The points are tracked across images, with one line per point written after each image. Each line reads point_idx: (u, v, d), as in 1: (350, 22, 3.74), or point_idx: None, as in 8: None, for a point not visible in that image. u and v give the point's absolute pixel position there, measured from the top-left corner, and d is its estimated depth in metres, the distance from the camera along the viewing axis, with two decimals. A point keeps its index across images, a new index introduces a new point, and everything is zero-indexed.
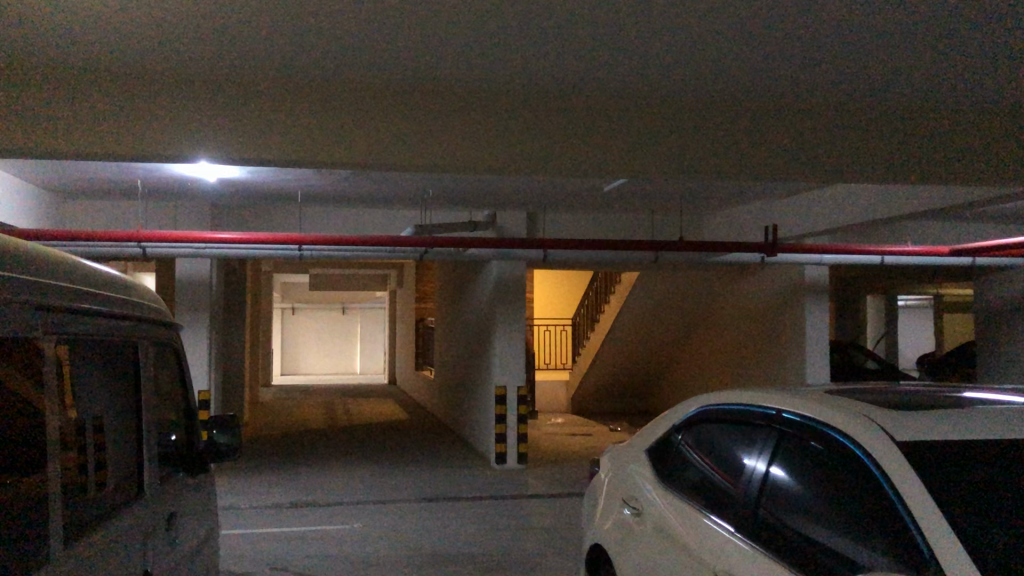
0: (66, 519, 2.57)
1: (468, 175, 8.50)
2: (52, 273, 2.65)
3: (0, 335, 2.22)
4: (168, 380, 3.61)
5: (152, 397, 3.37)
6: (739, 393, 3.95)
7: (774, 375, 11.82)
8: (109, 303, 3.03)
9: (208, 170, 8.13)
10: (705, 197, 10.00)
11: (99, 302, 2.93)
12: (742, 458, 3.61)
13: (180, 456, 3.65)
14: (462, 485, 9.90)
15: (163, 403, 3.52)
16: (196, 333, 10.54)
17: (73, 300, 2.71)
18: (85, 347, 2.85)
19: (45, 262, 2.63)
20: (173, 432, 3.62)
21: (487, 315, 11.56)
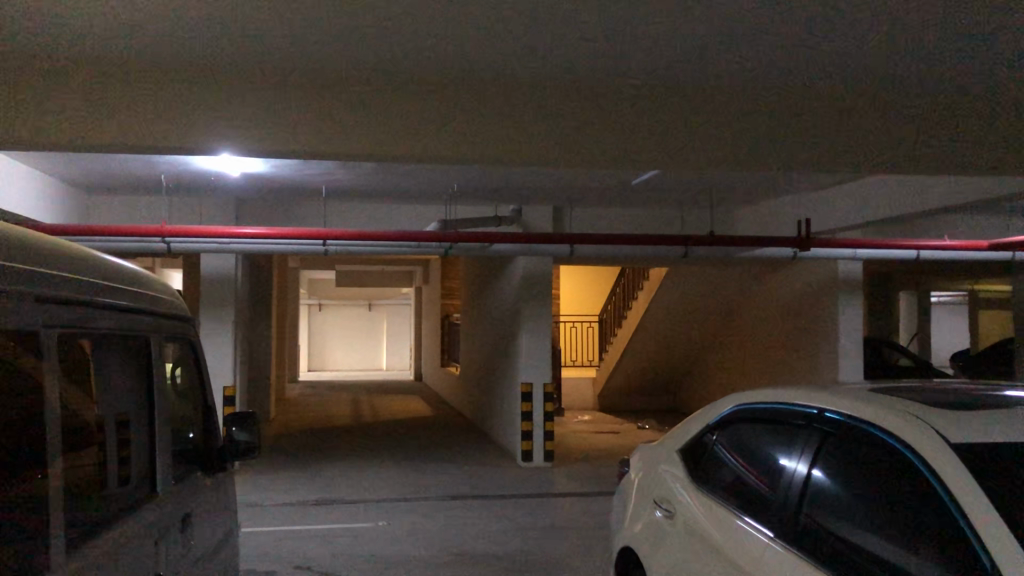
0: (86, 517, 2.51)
1: (494, 168, 8.35)
2: (78, 268, 2.61)
3: (30, 329, 2.18)
4: (184, 376, 3.52)
5: (170, 393, 3.30)
6: (777, 391, 3.78)
7: (807, 372, 11.59)
8: (131, 298, 2.98)
9: (230, 164, 8.05)
10: (735, 190, 9.80)
11: (121, 298, 2.89)
12: (780, 459, 3.44)
13: (198, 453, 3.55)
14: (488, 482, 9.79)
15: (180, 399, 3.42)
16: (221, 329, 10.50)
17: (90, 293, 2.61)
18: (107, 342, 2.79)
19: (72, 258, 2.60)
20: (191, 429, 3.52)
21: (513, 311, 11.43)
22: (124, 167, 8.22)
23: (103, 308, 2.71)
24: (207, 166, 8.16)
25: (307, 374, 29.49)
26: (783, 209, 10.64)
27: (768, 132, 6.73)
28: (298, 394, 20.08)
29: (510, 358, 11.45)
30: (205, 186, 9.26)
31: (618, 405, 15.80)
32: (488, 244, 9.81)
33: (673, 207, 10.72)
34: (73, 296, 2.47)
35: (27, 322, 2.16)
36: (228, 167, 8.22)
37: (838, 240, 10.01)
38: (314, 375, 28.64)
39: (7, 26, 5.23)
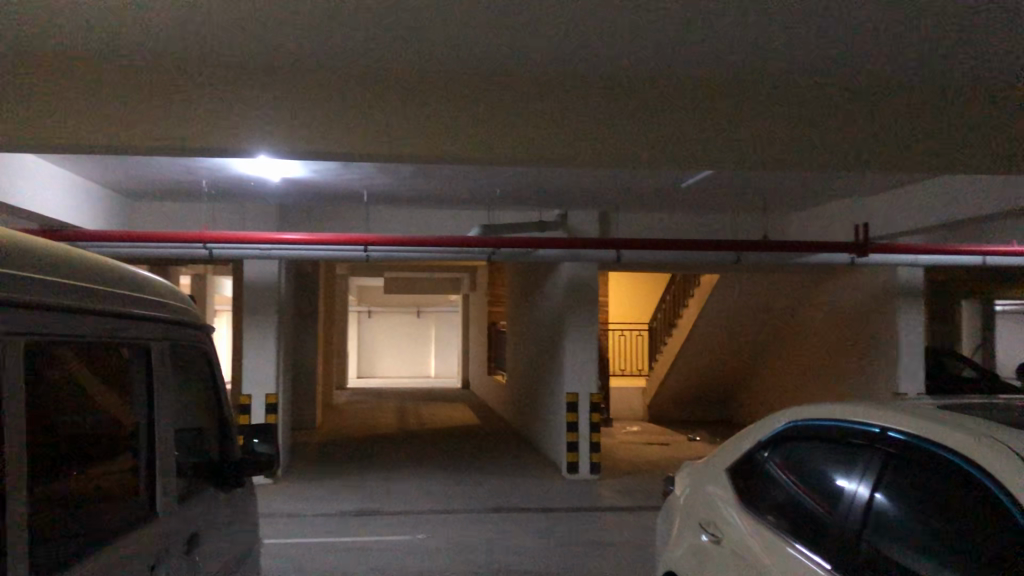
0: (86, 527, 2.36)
1: (537, 171, 8.12)
2: (80, 275, 2.49)
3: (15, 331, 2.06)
4: (198, 386, 3.32)
5: (185, 403, 3.13)
6: (834, 407, 3.47)
7: (865, 384, 11.13)
8: (144, 307, 2.85)
9: (269, 167, 7.94)
10: (789, 193, 9.43)
11: (133, 306, 2.76)
12: (837, 481, 3.12)
13: (212, 467, 3.36)
14: (533, 495, 9.54)
15: (194, 409, 3.24)
16: (263, 336, 10.40)
17: (93, 299, 2.48)
18: (119, 347, 2.64)
19: (74, 265, 2.49)
20: (206, 440, 3.33)
21: (558, 319, 11.17)
22: (164, 172, 8.16)
23: (98, 313, 2.49)
24: (246, 170, 8.06)
25: (355, 380, 29.55)
26: (840, 214, 10.22)
27: (824, 131, 6.40)
28: (345, 401, 20.05)
29: (556, 367, 11.19)
30: (247, 192, 9.18)
31: (668, 416, 15.43)
32: (532, 250, 9.57)
33: (725, 212, 10.38)
34: (53, 299, 2.23)
35: (13, 324, 2.04)
36: (267, 171, 8.12)
37: (899, 245, 9.58)
38: (362, 381, 28.67)
39: (36, 27, 5.14)
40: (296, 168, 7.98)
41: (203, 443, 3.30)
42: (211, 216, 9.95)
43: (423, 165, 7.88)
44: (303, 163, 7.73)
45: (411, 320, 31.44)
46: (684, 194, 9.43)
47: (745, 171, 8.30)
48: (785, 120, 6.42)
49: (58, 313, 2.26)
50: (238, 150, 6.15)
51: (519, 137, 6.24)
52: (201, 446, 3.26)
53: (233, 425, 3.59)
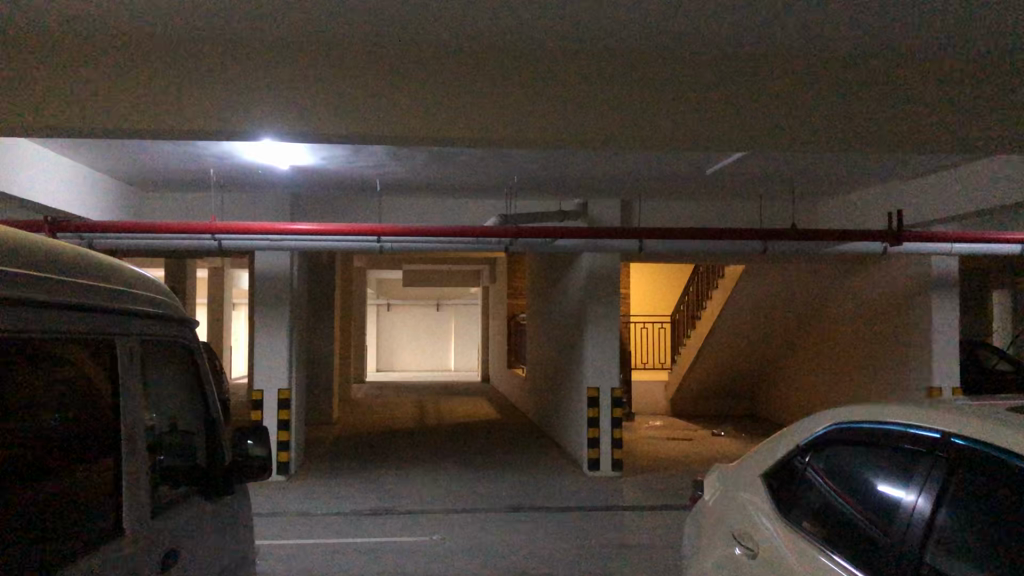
0: (35, 543, 2.06)
1: (555, 156, 7.79)
2: (47, 266, 2.21)
3: None
4: (179, 384, 3.02)
5: (161, 403, 2.83)
6: (882, 408, 3.12)
7: (897, 378, 10.73)
8: (120, 299, 2.57)
9: (276, 154, 7.65)
10: (819, 179, 9.05)
11: (105, 297, 2.46)
12: (889, 490, 2.78)
13: (197, 472, 3.06)
14: (552, 493, 9.23)
15: (173, 410, 2.94)
16: (275, 330, 10.14)
17: (57, 291, 2.20)
18: (87, 342, 2.34)
19: (41, 256, 2.21)
20: (189, 444, 3.03)
21: (579, 312, 10.85)
22: (169, 159, 7.90)
23: (50, 306, 2.14)
24: (253, 157, 7.78)
25: (374, 374, 29.38)
26: (871, 201, 9.82)
27: (859, 111, 6.03)
28: (363, 395, 19.82)
29: (577, 361, 10.87)
30: (256, 181, 8.91)
31: (691, 410, 15.08)
32: (551, 240, 9.25)
33: (751, 199, 10.00)
34: None
35: None
36: (275, 158, 7.84)
37: (934, 234, 9.18)
38: (381, 375, 28.48)
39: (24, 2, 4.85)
40: (306, 154, 7.70)
41: (185, 448, 3.00)
42: (221, 207, 9.70)
43: (436, 150, 7.56)
44: (312, 148, 7.43)
45: (430, 313, 31.21)
46: (708, 181, 9.06)
47: (774, 154, 7.92)
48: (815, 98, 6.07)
49: (9, 308, 1.97)
50: (242, 133, 5.86)
51: (535, 119, 5.89)
52: (180, 452, 2.95)
53: (220, 426, 3.29)
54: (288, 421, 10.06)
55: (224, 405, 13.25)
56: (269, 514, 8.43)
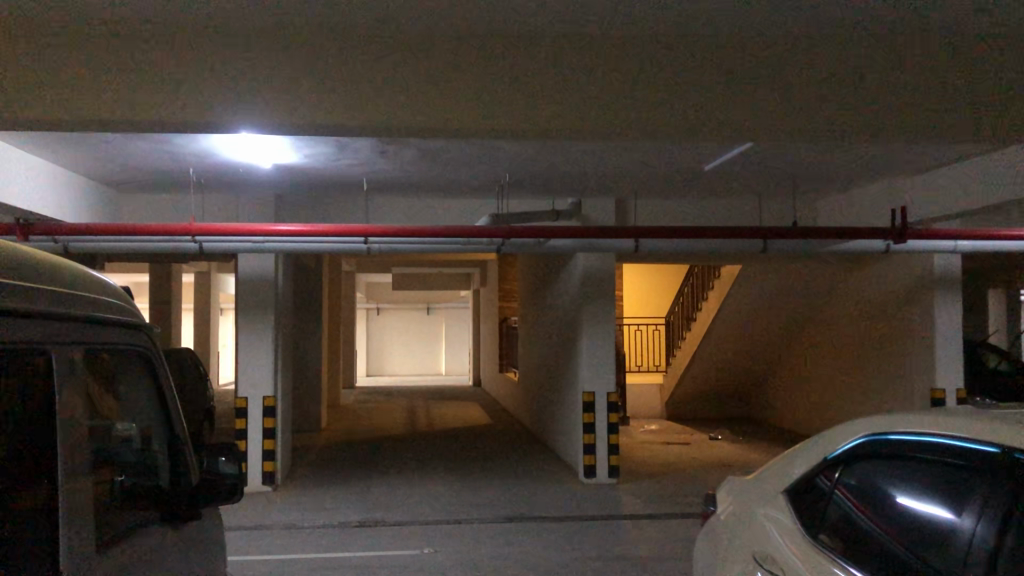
0: None
1: (549, 152, 7.49)
2: None
3: None
4: (134, 397, 2.69)
5: (112, 420, 2.50)
6: (923, 420, 2.83)
7: (899, 379, 10.46)
8: (61, 302, 2.22)
9: (256, 150, 7.33)
10: (820, 175, 8.78)
11: (43, 300, 2.12)
12: (942, 514, 2.50)
13: (157, 496, 2.74)
14: (548, 501, 8.93)
15: (127, 428, 2.61)
16: (259, 335, 9.80)
17: None
18: (21, 353, 1.99)
19: None
20: (142, 465, 2.71)
21: (573, 314, 10.55)
22: (145, 158, 7.58)
23: None
24: (233, 154, 7.46)
25: (365, 379, 29.04)
26: (872, 198, 9.55)
27: (869, 100, 5.74)
28: (353, 401, 19.48)
29: (571, 365, 10.57)
30: (237, 181, 8.59)
31: (688, 414, 14.80)
32: (543, 239, 8.96)
33: (749, 197, 9.73)
34: None
35: None
36: (257, 156, 7.52)
37: (938, 231, 8.92)
38: (371, 380, 28.15)
39: None
40: (288, 152, 7.38)
41: (138, 472, 2.67)
42: (202, 208, 9.37)
43: (425, 146, 7.26)
44: (294, 144, 7.12)
45: (420, 317, 30.88)
46: (706, 177, 8.78)
47: (775, 148, 7.64)
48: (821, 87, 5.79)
49: None
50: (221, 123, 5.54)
51: (529, 110, 5.58)
52: (133, 473, 2.64)
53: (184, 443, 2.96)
54: (274, 429, 9.73)
55: (208, 412, 12.90)
56: (253, 527, 8.10)
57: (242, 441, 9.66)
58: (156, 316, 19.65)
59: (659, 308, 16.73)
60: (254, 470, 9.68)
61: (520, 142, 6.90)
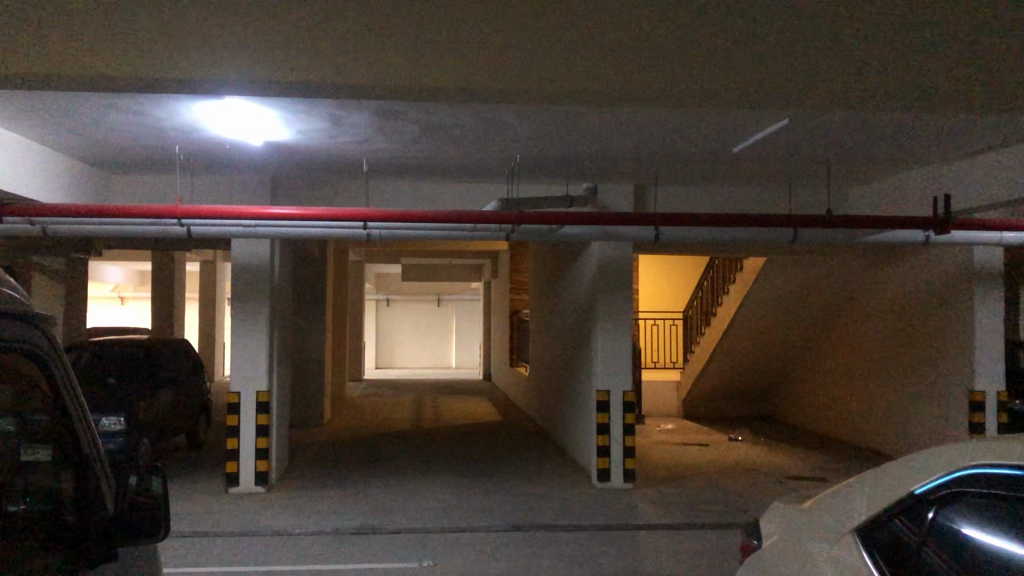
0: None
1: (564, 127, 6.85)
2: None
3: None
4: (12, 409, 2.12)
5: None
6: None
7: (934, 382, 9.80)
8: None
9: (244, 125, 6.73)
10: (857, 158, 8.10)
11: None
12: None
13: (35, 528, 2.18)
14: (559, 508, 8.32)
15: None
16: (253, 326, 9.21)
17: None
18: None
19: None
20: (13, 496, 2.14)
21: (588, 307, 9.92)
22: (122, 133, 6.98)
23: None
24: (220, 129, 6.86)
25: (373, 371, 28.54)
26: (912, 185, 8.86)
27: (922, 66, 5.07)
28: (359, 394, 18.90)
29: (585, 361, 9.94)
30: (226, 160, 8.01)
31: (705, 412, 14.17)
32: (556, 226, 8.33)
33: (779, 183, 9.06)
34: None
35: None
36: (245, 131, 6.91)
37: (985, 221, 8.22)
38: (380, 372, 27.65)
39: None
40: (279, 127, 6.77)
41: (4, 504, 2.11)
42: (190, 189, 8.78)
43: (428, 121, 6.63)
44: (284, 118, 6.51)
45: (431, 309, 30.33)
46: (734, 160, 8.13)
47: (812, 124, 6.97)
48: (868, 52, 5.14)
49: None
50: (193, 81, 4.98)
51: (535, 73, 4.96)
52: None
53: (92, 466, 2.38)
54: (268, 426, 9.16)
55: (205, 406, 12.35)
56: (241, 534, 7.53)
57: (235, 439, 9.09)
58: (158, 304, 19.10)
59: (676, 302, 16.05)
60: (246, 470, 9.13)
61: (530, 112, 6.28)
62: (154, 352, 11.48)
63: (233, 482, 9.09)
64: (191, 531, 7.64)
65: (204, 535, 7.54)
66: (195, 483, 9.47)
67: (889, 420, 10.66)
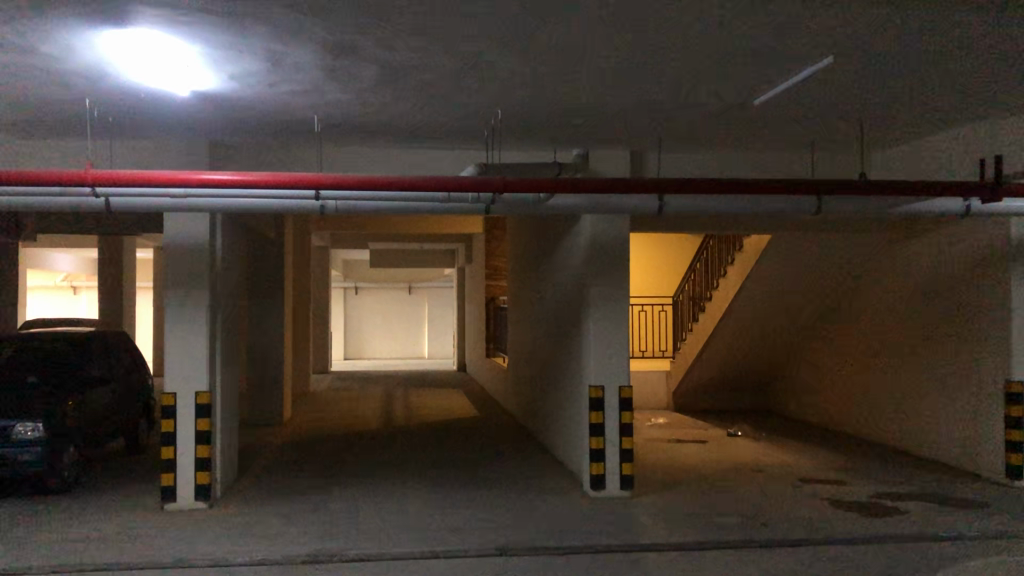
0: None
1: (556, 64, 5.63)
2: None
3: None
4: None
5: None
6: None
7: (954, 371, 8.76)
8: None
9: (158, 68, 5.48)
10: (892, 113, 6.96)
11: None
12: None
13: None
14: (548, 525, 7.15)
15: None
16: (189, 315, 7.92)
17: None
18: None
19: None
20: None
21: (577, 292, 8.72)
22: (10, 82, 5.70)
23: None
24: (132, 74, 5.58)
25: (339, 362, 27.30)
26: (948, 146, 7.73)
27: None
28: (325, 388, 17.66)
29: (575, 352, 8.78)
30: (151, 119, 6.72)
31: (697, 404, 13.15)
32: (544, 194, 7.12)
33: (798, 146, 7.91)
34: None
35: None
36: (165, 77, 5.65)
37: None
38: (346, 363, 26.39)
39: None
40: (203, 69, 5.52)
41: None
42: (109, 155, 7.48)
43: (391, 61, 5.40)
44: (208, 55, 5.27)
45: (402, 296, 29.07)
46: (751, 116, 6.96)
47: (855, 63, 5.79)
48: None
49: None
50: None
51: None
52: None
53: None
54: (209, 432, 7.89)
55: (149, 405, 11.05)
56: (172, 566, 6.28)
57: (170, 448, 7.81)
58: (105, 294, 17.70)
59: (666, 286, 14.88)
60: (185, 483, 7.84)
61: (510, 38, 5.06)
62: (84, 344, 10.14)
63: (168, 498, 7.80)
64: (111, 562, 6.36)
65: (124, 568, 6.26)
66: (127, 499, 8.19)
67: (904, 413, 9.67)
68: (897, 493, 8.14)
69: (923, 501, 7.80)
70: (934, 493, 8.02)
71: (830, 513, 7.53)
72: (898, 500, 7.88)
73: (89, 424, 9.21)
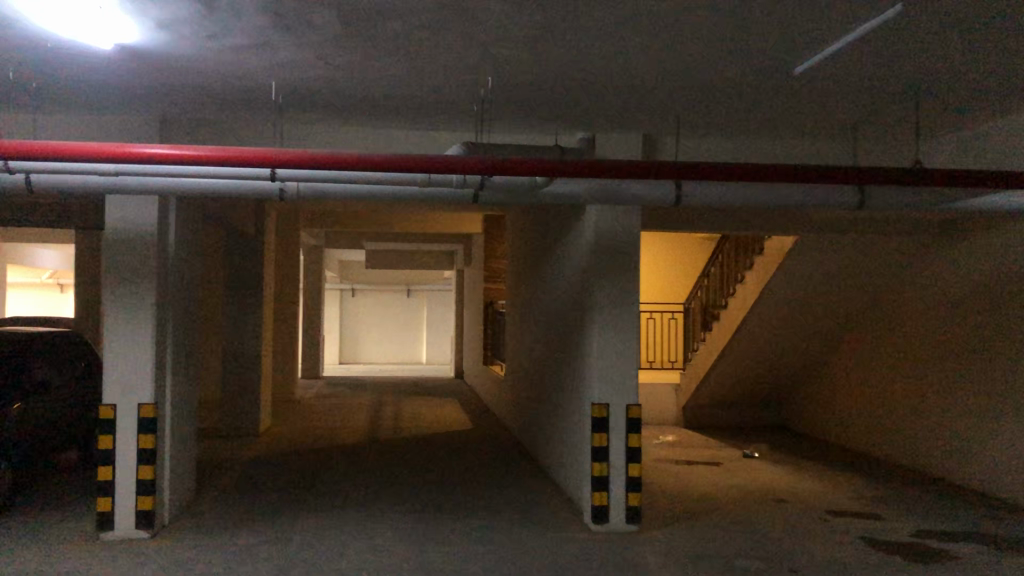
0: None
1: (557, 18, 4.60)
2: None
3: None
4: None
5: None
6: None
7: (1006, 389, 7.73)
8: None
9: (64, 11, 4.43)
10: (951, 90, 5.94)
11: None
12: None
13: None
14: (542, 568, 6.12)
15: None
16: (135, 314, 6.89)
17: None
18: None
19: None
20: None
21: (581, 295, 7.69)
22: None
23: None
24: (37, 19, 4.54)
25: (334, 367, 26.32)
26: (1009, 131, 6.67)
27: None
28: (310, 395, 16.65)
29: (578, 363, 7.75)
30: (76, 82, 5.65)
31: (709, 420, 12.13)
32: (541, 179, 6.12)
33: (835, 130, 6.89)
34: None
35: None
36: (78, 24, 4.61)
37: None
38: (341, 368, 25.45)
39: None
40: (122, 14, 4.49)
41: None
42: (37, 128, 6.45)
43: (352, 8, 4.40)
44: None
45: (400, 300, 28.08)
46: (785, 91, 5.94)
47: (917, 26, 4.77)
48: None
49: None
50: None
51: None
52: None
53: None
54: (153, 451, 6.87)
55: None
56: None
57: (108, 467, 6.80)
58: (81, 293, 16.69)
59: (676, 293, 13.85)
60: (125, 509, 6.82)
61: None
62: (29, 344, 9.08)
63: (105, 526, 6.78)
64: None
65: None
66: (62, 526, 7.17)
67: (944, 435, 8.68)
68: (942, 531, 7.10)
69: (975, 543, 6.75)
70: (986, 533, 6.96)
71: (867, 557, 6.48)
72: (947, 541, 6.84)
73: (28, 436, 8.15)
